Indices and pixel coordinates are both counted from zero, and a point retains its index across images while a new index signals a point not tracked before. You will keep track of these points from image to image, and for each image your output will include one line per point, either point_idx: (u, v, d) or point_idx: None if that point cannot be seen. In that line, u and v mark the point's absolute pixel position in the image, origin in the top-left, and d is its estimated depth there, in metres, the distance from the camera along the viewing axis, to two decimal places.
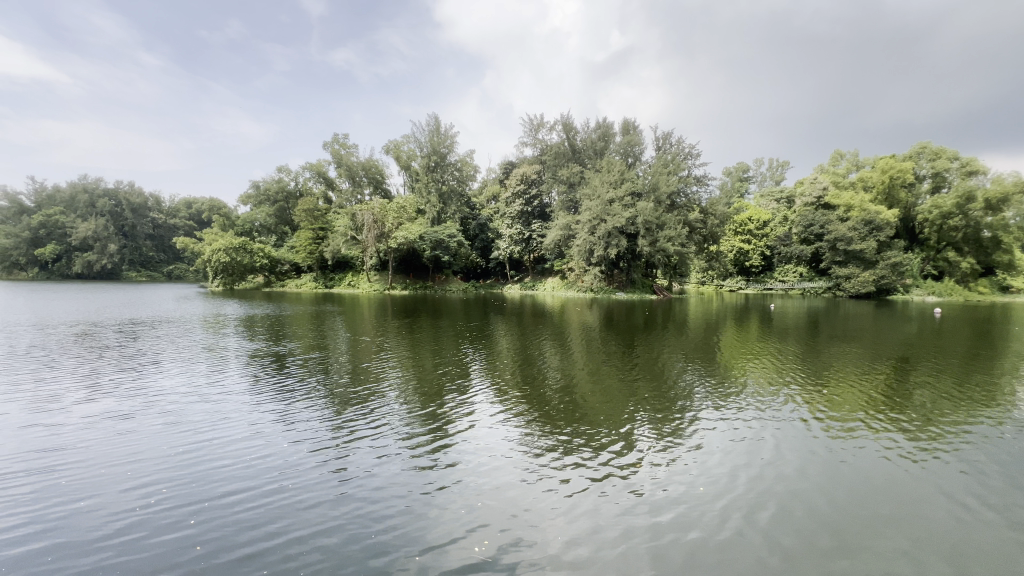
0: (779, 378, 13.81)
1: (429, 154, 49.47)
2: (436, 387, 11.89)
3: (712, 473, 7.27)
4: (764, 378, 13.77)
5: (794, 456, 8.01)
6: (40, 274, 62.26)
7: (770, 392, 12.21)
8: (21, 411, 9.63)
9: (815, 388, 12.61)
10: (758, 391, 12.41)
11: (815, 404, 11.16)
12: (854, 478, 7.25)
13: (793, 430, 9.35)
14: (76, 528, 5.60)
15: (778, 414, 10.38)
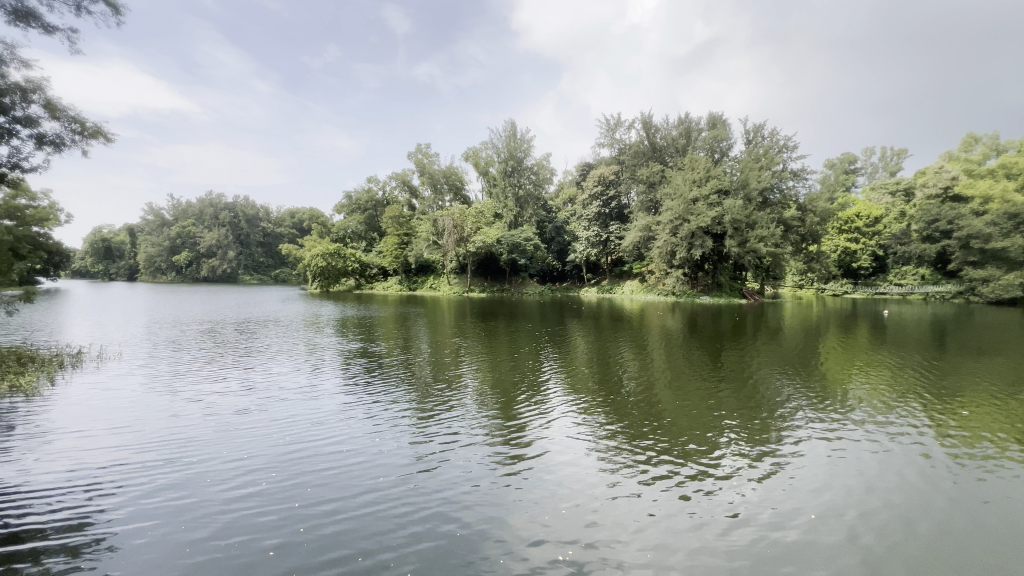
0: (893, 391, 12.14)
1: (507, 159, 50.18)
2: (512, 390, 11.77)
3: (819, 497, 6.38)
4: (873, 390, 12.22)
5: (907, 473, 7.17)
6: (177, 277, 72.30)
7: (881, 406, 10.80)
8: (161, 399, 11.12)
9: (939, 405, 10.91)
10: (865, 403, 11.02)
11: (938, 420, 9.72)
12: (979, 501, 6.36)
13: (904, 444, 8.38)
14: (199, 504, 6.26)
15: (888, 427, 9.28)
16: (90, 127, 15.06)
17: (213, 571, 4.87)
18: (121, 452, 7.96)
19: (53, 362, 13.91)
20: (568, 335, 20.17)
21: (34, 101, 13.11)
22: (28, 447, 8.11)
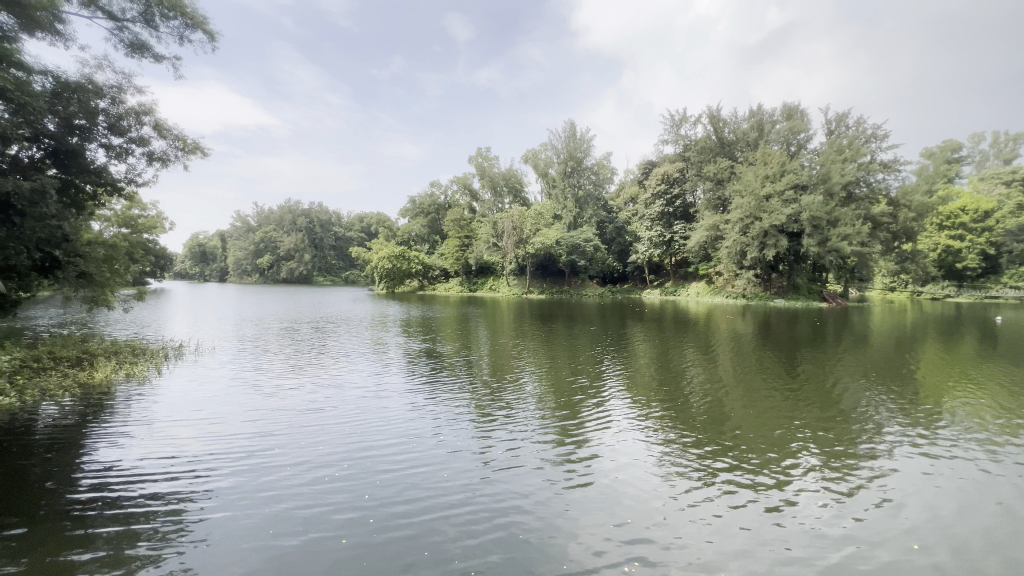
0: (1011, 407, 10.39)
1: (566, 160, 49.51)
2: (570, 390, 11.34)
3: (925, 518, 5.43)
4: (985, 405, 10.53)
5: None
6: (260, 279, 78.48)
7: (995, 423, 9.25)
8: (240, 381, 11.84)
9: None
10: (975, 419, 9.49)
11: None
12: None
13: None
14: (261, 476, 6.44)
15: (1004, 446, 7.93)
16: (190, 144, 16.46)
17: (271, 551, 4.81)
18: (202, 425, 8.39)
19: (154, 351, 15.31)
20: (629, 338, 19.39)
21: (144, 122, 14.53)
22: (126, 417, 8.78)
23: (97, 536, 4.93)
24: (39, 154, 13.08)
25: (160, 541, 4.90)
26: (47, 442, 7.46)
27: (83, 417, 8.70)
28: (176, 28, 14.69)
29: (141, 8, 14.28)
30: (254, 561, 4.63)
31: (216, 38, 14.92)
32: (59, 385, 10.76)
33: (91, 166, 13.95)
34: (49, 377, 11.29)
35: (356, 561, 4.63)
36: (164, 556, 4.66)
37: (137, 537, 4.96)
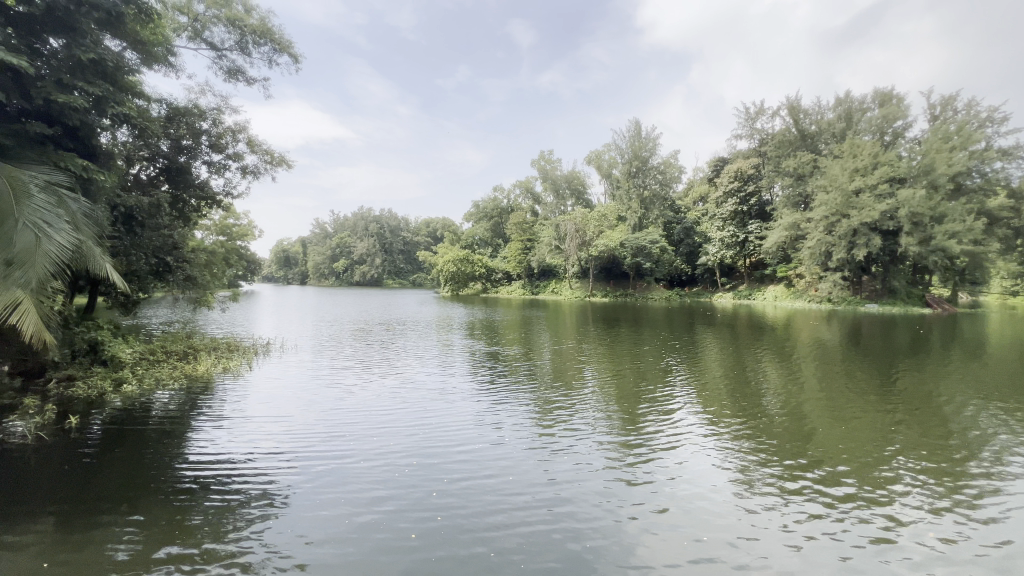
0: None
1: (631, 161, 48.07)
2: (635, 396, 10.76)
3: None
4: None
5: None
6: (336, 282, 83.65)
7: None
8: (313, 376, 12.49)
9: None
10: None
11: None
12: None
13: None
14: (323, 458, 6.64)
15: None
16: (276, 158, 17.69)
17: (337, 530, 4.82)
18: (282, 413, 8.86)
19: (243, 347, 16.67)
20: (699, 344, 18.32)
21: (238, 139, 15.85)
22: (217, 405, 9.46)
23: (177, 506, 5.25)
24: (154, 171, 14.64)
25: (239, 512, 5.15)
26: (153, 425, 8.19)
27: (183, 405, 9.50)
28: (265, 53, 15.92)
29: (238, 38, 15.49)
30: (321, 540, 4.64)
31: (298, 58, 15.96)
32: (168, 376, 11.91)
33: (196, 181, 15.34)
34: (160, 367, 12.56)
35: (417, 549, 4.51)
36: (240, 530, 4.79)
37: (220, 508, 5.23)
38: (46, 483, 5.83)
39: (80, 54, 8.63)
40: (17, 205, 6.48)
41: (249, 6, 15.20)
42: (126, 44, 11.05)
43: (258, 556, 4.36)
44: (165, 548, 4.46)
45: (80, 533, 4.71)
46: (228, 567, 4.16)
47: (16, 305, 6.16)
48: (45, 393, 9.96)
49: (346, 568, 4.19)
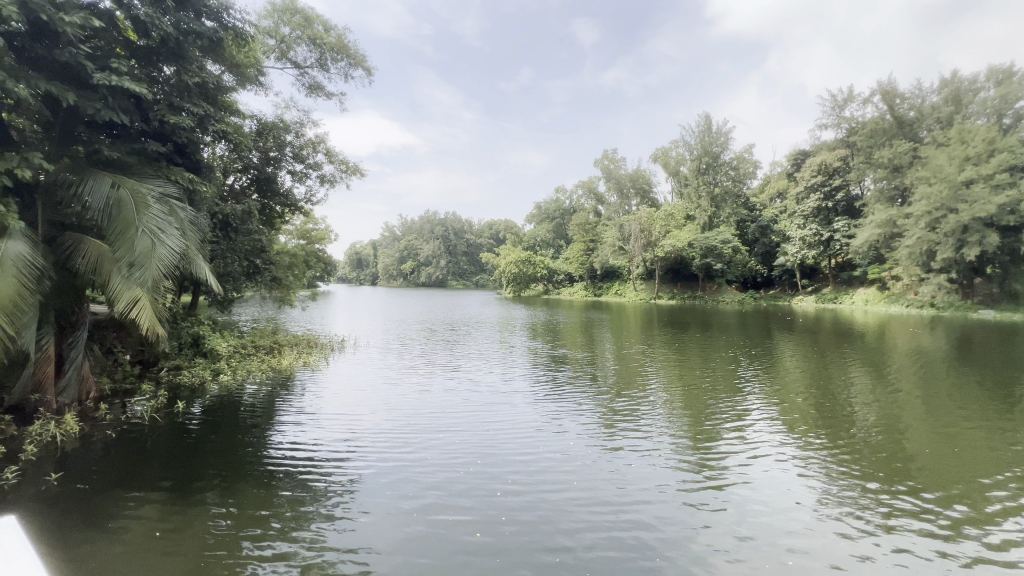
0: None
1: (701, 157, 45.88)
2: (704, 402, 10.19)
3: None
4: None
5: None
6: (404, 283, 87.24)
7: None
8: (383, 373, 13.11)
9: None
10: None
11: None
12: None
13: None
14: (392, 453, 6.97)
15: None
16: (350, 166, 18.80)
17: (401, 528, 4.96)
18: (354, 408, 9.41)
19: (320, 344, 17.87)
20: (776, 350, 17.13)
21: (317, 150, 17.01)
22: (298, 397, 10.23)
23: (263, 491, 5.76)
24: (245, 181, 16.04)
25: (316, 500, 5.56)
26: (243, 414, 8.99)
27: (268, 397, 10.34)
28: (342, 68, 17.02)
29: (318, 56, 16.65)
30: (387, 536, 4.80)
31: (371, 70, 16.86)
32: (257, 368, 13.02)
33: (281, 189, 16.65)
34: (251, 360, 13.78)
35: (479, 551, 4.53)
36: (313, 521, 5.06)
37: (301, 495, 5.68)
38: (155, 462, 6.56)
39: (188, 78, 9.70)
40: (138, 214, 7.41)
41: (328, 25, 16.30)
42: (224, 68, 12.25)
43: (335, 541, 4.67)
44: (254, 527, 4.92)
45: (181, 512, 5.21)
46: (303, 556, 4.41)
47: (136, 301, 7.20)
48: (158, 380, 11.28)
49: (411, 566, 4.29)
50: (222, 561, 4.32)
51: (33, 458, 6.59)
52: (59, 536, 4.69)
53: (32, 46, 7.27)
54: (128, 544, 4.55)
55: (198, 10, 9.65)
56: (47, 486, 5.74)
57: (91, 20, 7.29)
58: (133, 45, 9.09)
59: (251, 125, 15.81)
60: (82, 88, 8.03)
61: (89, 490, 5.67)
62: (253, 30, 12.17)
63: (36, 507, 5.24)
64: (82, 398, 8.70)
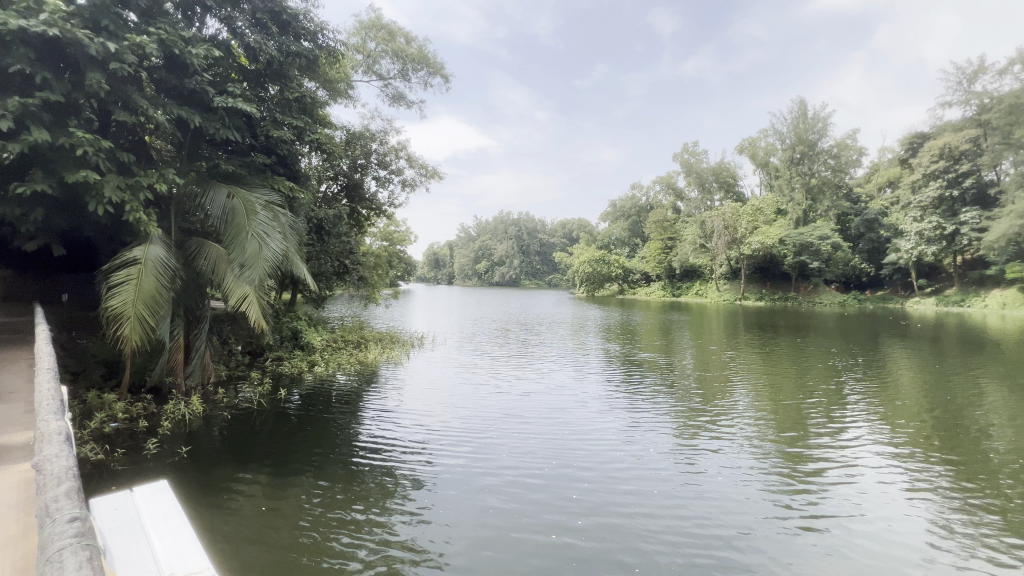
0: None
1: (794, 146, 42.15)
2: (796, 410, 9.37)
3: None
4: None
5: None
6: (478, 282, 89.40)
7: None
8: (460, 370, 13.54)
9: None
10: None
11: None
12: None
13: None
14: (470, 448, 7.20)
15: None
16: (430, 170, 19.63)
17: (477, 524, 5.03)
18: (434, 403, 9.84)
19: (402, 340, 18.87)
20: (885, 357, 15.33)
21: (399, 156, 17.96)
22: (384, 390, 10.91)
23: (354, 475, 6.23)
24: (337, 188, 17.33)
25: (400, 487, 5.90)
26: (334, 404, 9.75)
27: (356, 389, 11.15)
28: (422, 77, 17.85)
29: (401, 67, 17.59)
30: (463, 530, 4.91)
31: (448, 77, 17.49)
32: (346, 361, 14.04)
33: (367, 195, 17.79)
34: (341, 353, 14.92)
35: (555, 553, 4.48)
36: (396, 509, 5.33)
37: (386, 480, 6.08)
38: (263, 443, 7.34)
39: (289, 96, 10.70)
40: (249, 219, 8.34)
41: (410, 37, 17.18)
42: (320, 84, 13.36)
43: (417, 528, 4.94)
44: (346, 507, 5.36)
45: (286, 488, 5.80)
46: (387, 543, 4.66)
47: (245, 296, 8.06)
48: (265, 368, 12.60)
49: (486, 563, 4.34)
50: (318, 537, 4.71)
51: (169, 432, 7.67)
52: (189, 506, 5.38)
53: (169, 77, 8.45)
54: (241, 515, 5.10)
55: (298, 33, 10.62)
56: (180, 456, 6.66)
57: (212, 50, 8.32)
58: (245, 70, 10.22)
59: (342, 136, 17.08)
60: (206, 111, 9.19)
61: (211, 463, 6.48)
62: (344, 48, 13.16)
63: (171, 476, 6.08)
64: (206, 382, 9.97)
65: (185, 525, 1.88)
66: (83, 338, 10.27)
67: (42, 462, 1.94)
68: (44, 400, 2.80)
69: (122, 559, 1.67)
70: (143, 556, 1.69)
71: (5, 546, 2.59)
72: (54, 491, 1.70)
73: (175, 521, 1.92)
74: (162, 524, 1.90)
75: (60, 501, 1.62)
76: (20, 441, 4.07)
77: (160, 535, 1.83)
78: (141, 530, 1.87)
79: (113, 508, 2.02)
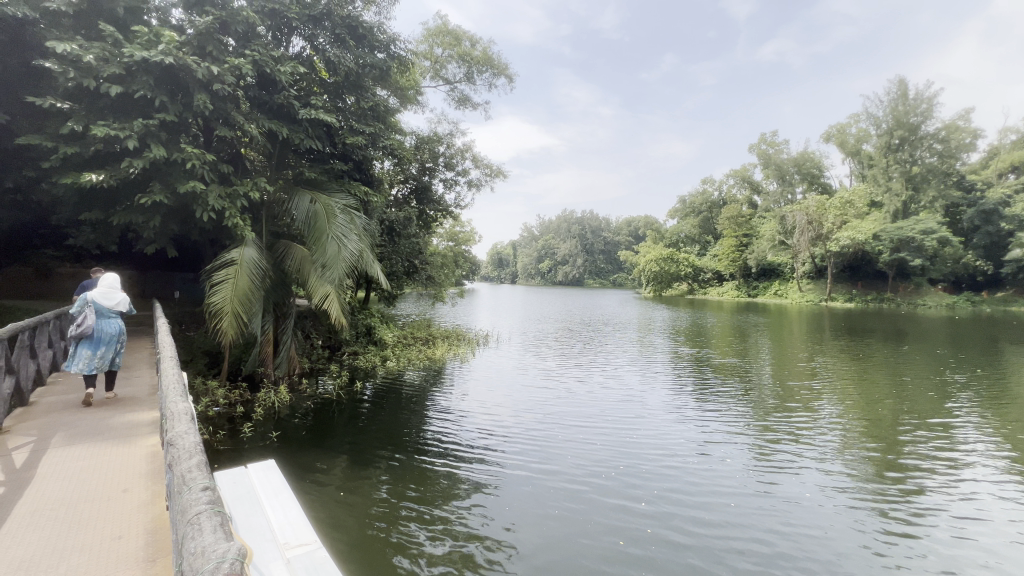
0: None
1: (891, 130, 38.00)
2: (896, 422, 8.44)
3: None
4: None
5: None
6: (542, 282, 89.51)
7: None
8: (523, 370, 13.62)
9: None
10: None
11: None
12: None
13: None
14: (534, 447, 7.24)
15: None
16: (494, 170, 19.88)
17: (541, 526, 4.97)
18: (498, 401, 9.99)
19: (468, 338, 19.31)
20: (1006, 367, 13.41)
21: (465, 158, 18.40)
22: (450, 387, 11.27)
23: (424, 467, 6.50)
24: (406, 192, 18.05)
25: (467, 481, 6.06)
26: (404, 398, 10.19)
27: (424, 384, 11.58)
28: (486, 79, 18.15)
29: (466, 70, 18.00)
30: (526, 531, 4.87)
31: (512, 76, 17.64)
32: (415, 357, 14.62)
33: (435, 197, 18.37)
34: (411, 349, 15.59)
35: (623, 560, 4.38)
36: (462, 505, 5.42)
37: (454, 474, 6.27)
38: (341, 432, 7.83)
39: (364, 105, 11.29)
40: (328, 223, 8.95)
41: (474, 40, 17.54)
42: (391, 92, 13.98)
43: (484, 523, 5.05)
44: (416, 498, 5.59)
45: (361, 475, 6.18)
46: (450, 539, 4.74)
47: (326, 295, 8.65)
48: (342, 361, 13.47)
49: (549, 567, 4.28)
50: (391, 525, 4.95)
51: (261, 418, 8.43)
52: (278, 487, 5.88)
53: (261, 94, 9.27)
54: (319, 500, 5.46)
55: (372, 45, 11.21)
56: (270, 440, 7.30)
57: (298, 67, 9.00)
58: (325, 83, 10.94)
59: (411, 140, 17.79)
60: (292, 123, 9.94)
61: (296, 448, 7.03)
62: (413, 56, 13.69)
63: (263, 458, 6.67)
64: (292, 372, 10.77)
65: (295, 500, 2.05)
66: (191, 331, 11.54)
67: (173, 438, 2.11)
68: (171, 383, 3.19)
69: (244, 526, 1.85)
70: (261, 524, 1.87)
71: (137, 511, 2.98)
72: (188, 464, 1.80)
73: (284, 496, 2.10)
74: (275, 498, 2.09)
75: (193, 472, 1.71)
76: (147, 419, 4.69)
77: (273, 508, 2.01)
78: (256, 502, 2.07)
79: (233, 481, 2.26)
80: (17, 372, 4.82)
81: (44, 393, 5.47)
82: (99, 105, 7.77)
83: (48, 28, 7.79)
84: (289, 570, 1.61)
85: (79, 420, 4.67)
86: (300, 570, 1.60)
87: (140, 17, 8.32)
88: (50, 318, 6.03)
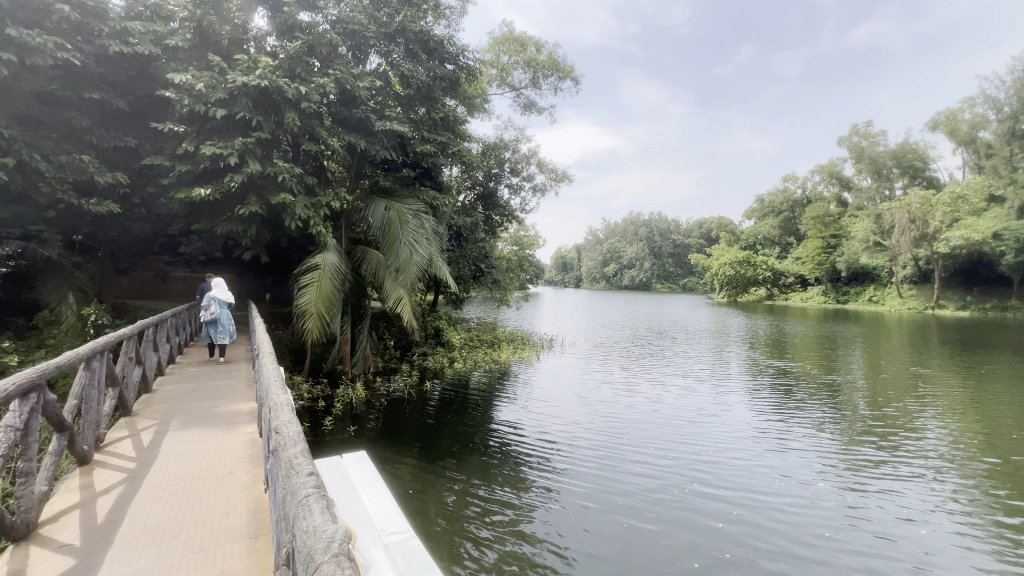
0: None
1: (1015, 114, 33.29)
2: (1021, 447, 7.34)
3: None
4: None
5: None
6: (607, 286, 87.66)
7: None
8: (589, 376, 13.44)
9: None
10: None
11: None
12: None
13: None
14: (600, 453, 7.13)
15: None
16: (559, 174, 19.85)
17: (610, 533, 4.86)
18: (561, 407, 9.93)
19: (532, 341, 19.36)
20: None
21: (530, 163, 18.52)
22: (515, 390, 11.40)
23: (490, 467, 6.62)
24: (473, 198, 18.49)
25: (532, 484, 6.09)
26: (470, 399, 10.41)
27: (489, 386, 11.81)
28: (551, 83, 18.22)
29: (532, 75, 18.16)
30: (594, 538, 4.78)
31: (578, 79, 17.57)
32: (481, 359, 14.90)
33: (500, 202, 18.66)
34: (477, 351, 15.95)
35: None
36: (529, 508, 5.42)
37: (519, 476, 6.34)
38: (412, 429, 8.18)
39: (434, 115, 11.80)
40: (401, 229, 9.39)
41: (540, 45, 17.67)
42: (459, 102, 14.44)
43: (549, 525, 5.06)
44: (483, 497, 5.70)
45: (429, 471, 6.41)
46: (516, 539, 4.76)
47: (399, 298, 9.10)
48: (412, 361, 14.07)
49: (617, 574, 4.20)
50: (456, 522, 5.08)
51: (340, 412, 9.02)
52: None
53: (343, 110, 9.96)
54: (393, 494, 5.71)
55: (442, 57, 11.66)
56: (347, 433, 7.80)
57: (374, 81, 9.57)
58: (399, 95, 11.52)
59: (478, 148, 18.22)
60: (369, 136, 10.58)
61: (371, 442, 7.45)
62: (480, 65, 14.06)
63: (342, 450, 7.13)
64: (367, 371, 11.35)
65: (387, 490, 2.14)
66: (279, 330, 12.59)
67: (279, 427, 2.30)
68: (271, 377, 3.50)
69: (345, 511, 1.97)
70: (358, 511, 1.99)
71: (243, 492, 3.30)
72: (294, 450, 1.96)
73: (377, 486, 2.21)
74: (369, 488, 2.20)
75: (298, 457, 1.85)
76: (247, 410, 5.19)
77: (367, 497, 2.11)
78: (353, 490, 2.20)
79: (330, 468, 2.44)
80: (143, 363, 5.52)
81: (164, 383, 6.23)
82: (208, 126, 8.76)
83: (167, 61, 8.87)
84: (387, 554, 1.70)
85: (189, 407, 5.24)
86: (397, 555, 1.68)
87: (241, 46, 9.25)
88: (169, 316, 6.88)
